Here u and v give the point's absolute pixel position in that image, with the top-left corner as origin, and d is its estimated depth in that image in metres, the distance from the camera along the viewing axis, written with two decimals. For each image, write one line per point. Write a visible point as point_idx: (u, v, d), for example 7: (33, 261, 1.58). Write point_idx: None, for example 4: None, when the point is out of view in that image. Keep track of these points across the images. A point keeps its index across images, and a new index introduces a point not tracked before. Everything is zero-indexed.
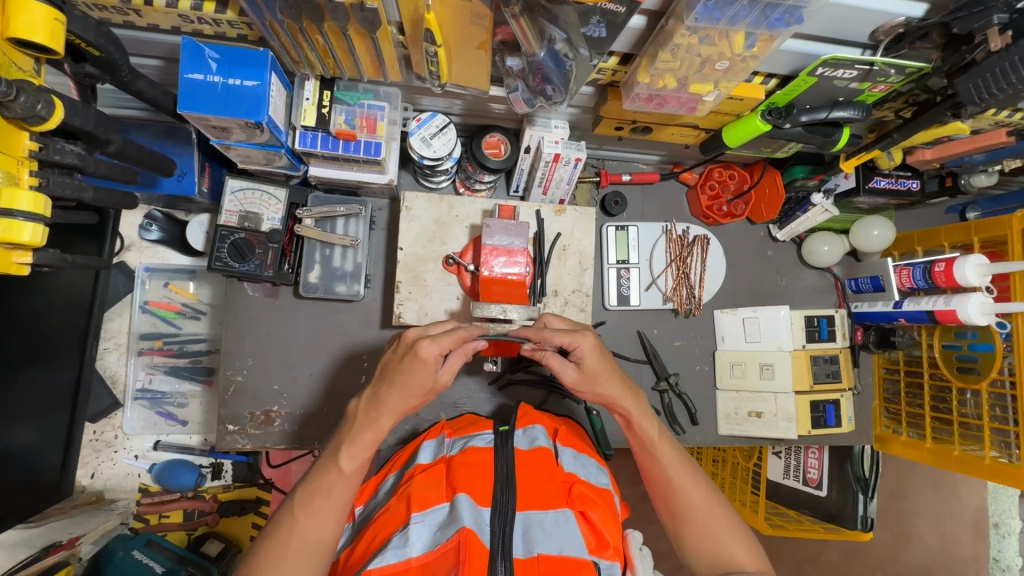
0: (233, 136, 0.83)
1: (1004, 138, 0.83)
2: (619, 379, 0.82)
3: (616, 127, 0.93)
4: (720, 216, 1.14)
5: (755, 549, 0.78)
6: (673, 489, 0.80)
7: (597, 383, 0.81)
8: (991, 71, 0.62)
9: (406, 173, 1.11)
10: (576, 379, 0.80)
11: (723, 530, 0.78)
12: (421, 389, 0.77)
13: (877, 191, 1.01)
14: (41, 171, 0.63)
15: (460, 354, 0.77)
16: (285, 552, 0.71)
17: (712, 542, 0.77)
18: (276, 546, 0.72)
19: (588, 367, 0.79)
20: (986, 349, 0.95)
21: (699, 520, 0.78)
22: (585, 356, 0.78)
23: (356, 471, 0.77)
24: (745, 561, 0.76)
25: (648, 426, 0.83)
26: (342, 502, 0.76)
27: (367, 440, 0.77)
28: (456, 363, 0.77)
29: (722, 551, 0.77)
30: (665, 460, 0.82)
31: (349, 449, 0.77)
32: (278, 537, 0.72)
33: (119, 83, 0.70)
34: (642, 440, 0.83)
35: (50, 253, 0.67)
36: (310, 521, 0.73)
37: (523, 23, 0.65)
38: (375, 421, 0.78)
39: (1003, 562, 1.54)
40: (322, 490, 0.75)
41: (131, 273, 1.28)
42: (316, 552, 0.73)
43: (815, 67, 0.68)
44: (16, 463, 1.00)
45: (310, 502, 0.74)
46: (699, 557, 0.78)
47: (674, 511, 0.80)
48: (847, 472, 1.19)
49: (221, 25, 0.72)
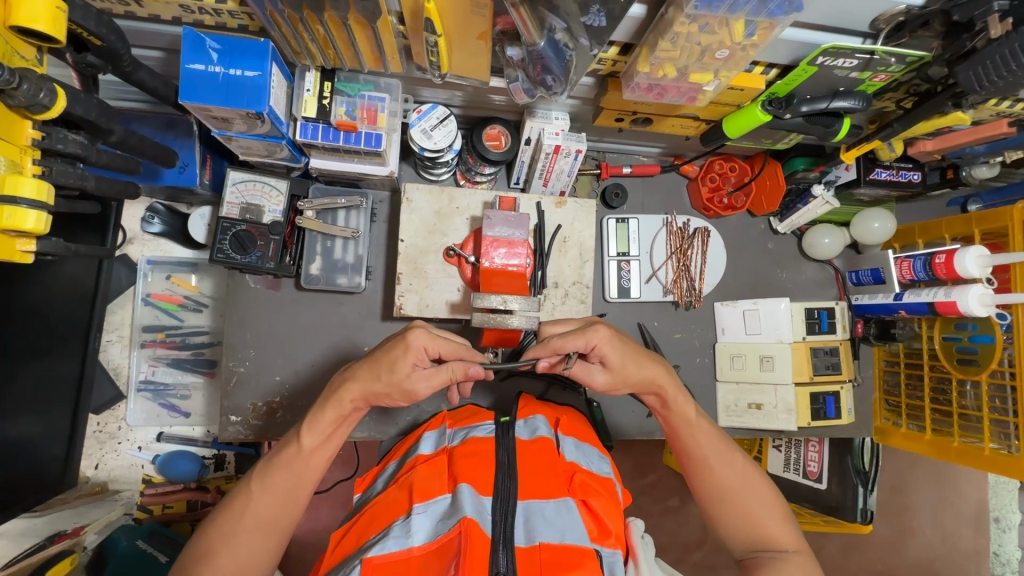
0: (235, 127, 0.83)
1: (1005, 130, 0.83)
2: (653, 362, 0.82)
3: (616, 119, 0.93)
4: (721, 209, 1.14)
5: (792, 526, 0.78)
6: (711, 469, 0.81)
7: (629, 368, 0.81)
8: (990, 58, 0.62)
9: (407, 165, 1.11)
10: (607, 382, 0.81)
11: (760, 508, 0.79)
12: (394, 380, 0.75)
13: (878, 182, 1.01)
14: (44, 160, 0.64)
15: (448, 369, 0.76)
16: (236, 527, 0.73)
17: (750, 520, 0.78)
18: (229, 521, 0.74)
19: (615, 364, 0.79)
20: (986, 341, 0.95)
21: (737, 499, 0.79)
22: (607, 354, 0.78)
23: (315, 450, 0.77)
24: (783, 539, 0.77)
25: (685, 407, 0.83)
26: (297, 481, 0.76)
27: (331, 420, 0.77)
28: (439, 377, 0.76)
29: (760, 528, 0.78)
30: (701, 441, 0.82)
31: (310, 427, 0.77)
32: (232, 513, 0.74)
33: (121, 74, 0.70)
34: (679, 421, 0.84)
35: (53, 241, 0.67)
36: (263, 498, 0.74)
37: (523, 13, 0.65)
38: (339, 398, 0.77)
39: (1003, 557, 1.55)
40: (279, 467, 0.76)
41: (134, 265, 1.28)
42: (265, 528, 0.74)
43: (815, 56, 0.68)
44: (19, 453, 1.01)
45: (266, 478, 0.75)
46: (736, 535, 0.79)
47: (710, 491, 0.81)
48: (847, 464, 1.19)
49: (221, 15, 0.73)
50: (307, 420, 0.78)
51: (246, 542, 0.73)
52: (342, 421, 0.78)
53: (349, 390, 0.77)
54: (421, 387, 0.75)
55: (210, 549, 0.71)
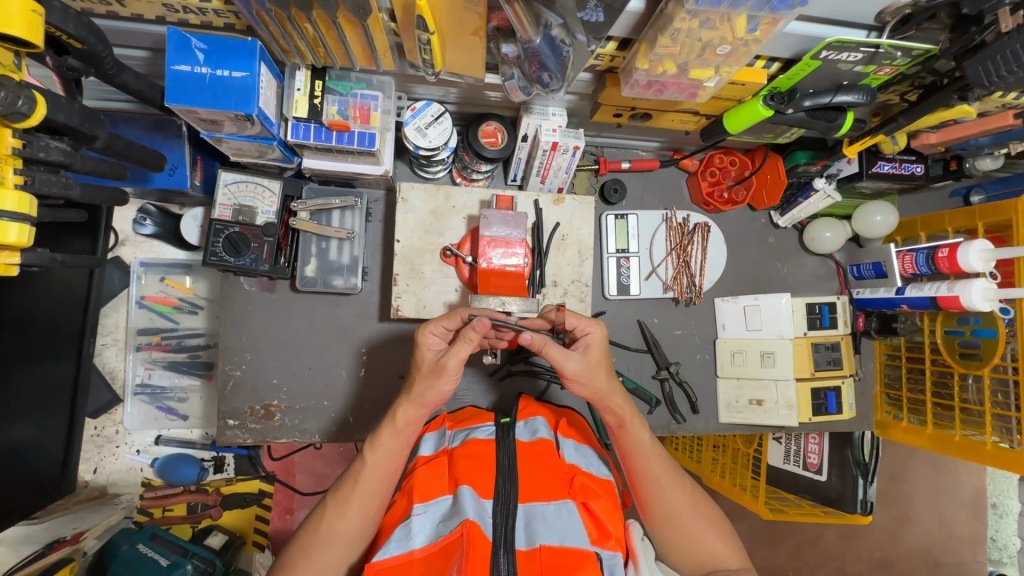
0: (224, 128, 0.82)
1: (1011, 121, 0.80)
2: (615, 381, 0.83)
3: (614, 114, 0.91)
4: (721, 203, 1.13)
5: (733, 544, 0.80)
6: (660, 494, 0.81)
7: (596, 378, 0.81)
8: (999, 54, 0.60)
9: (401, 163, 1.09)
10: (578, 370, 0.80)
11: (704, 530, 0.80)
12: (431, 371, 0.77)
13: (880, 175, 0.99)
14: (25, 168, 0.62)
15: (465, 343, 0.74)
16: (316, 540, 0.74)
17: (691, 544, 0.80)
18: (310, 533, 0.75)
19: (592, 358, 0.81)
20: (988, 335, 0.94)
21: (686, 523, 0.80)
22: (591, 345, 0.81)
23: (382, 465, 0.77)
24: (727, 559, 0.79)
25: (638, 433, 0.82)
26: (369, 498, 0.76)
27: (391, 437, 0.78)
28: (460, 350, 0.75)
29: (704, 550, 0.79)
30: (652, 466, 0.82)
31: (375, 444, 0.78)
32: (312, 526, 0.76)
33: (104, 76, 0.68)
34: (631, 446, 0.83)
35: (39, 252, 0.66)
36: (339, 512, 0.75)
37: (517, 9, 0.63)
38: (393, 419, 0.79)
39: (1000, 542, 1.56)
40: (349, 482, 0.77)
41: (127, 268, 1.27)
42: (343, 541, 0.74)
43: (819, 50, 0.66)
44: (16, 460, 1.00)
45: (339, 493, 0.76)
46: (682, 557, 0.80)
47: (657, 516, 0.81)
48: (847, 456, 1.18)
49: (207, 14, 0.70)
50: (370, 441, 0.79)
51: (327, 554, 0.74)
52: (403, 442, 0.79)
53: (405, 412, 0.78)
54: (451, 364, 0.75)
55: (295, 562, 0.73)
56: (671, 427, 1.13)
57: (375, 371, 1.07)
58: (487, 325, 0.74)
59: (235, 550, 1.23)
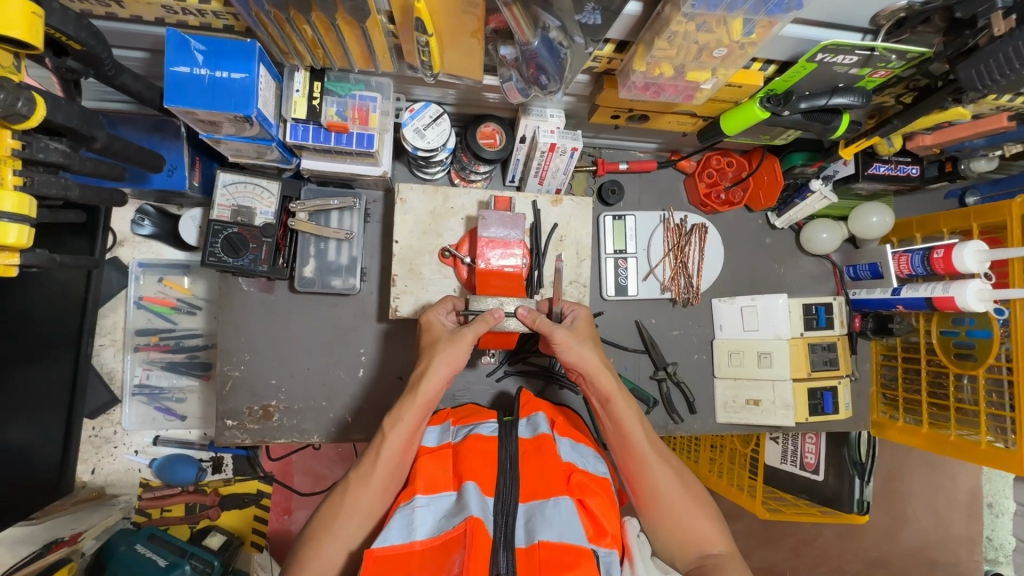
0: (223, 129, 0.82)
1: (1005, 123, 0.81)
2: (603, 358, 0.85)
3: (612, 116, 0.91)
4: (718, 204, 1.13)
5: (722, 530, 0.78)
6: (648, 472, 0.80)
7: (581, 347, 0.84)
8: (992, 58, 0.61)
9: (400, 165, 1.10)
10: (566, 336, 0.83)
11: (691, 511, 0.78)
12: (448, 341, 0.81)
13: (876, 177, 0.99)
14: (25, 169, 0.62)
15: (481, 322, 0.81)
16: (337, 515, 0.74)
17: (677, 525, 0.77)
18: (332, 507, 0.76)
19: (577, 329, 0.86)
20: (984, 335, 0.95)
21: (670, 503, 0.78)
22: (578, 321, 0.88)
23: (401, 440, 0.77)
24: (714, 542, 0.77)
25: (625, 410, 0.83)
26: (389, 473, 0.76)
27: (411, 411, 0.78)
28: (478, 329, 0.81)
29: (691, 532, 0.77)
30: (640, 442, 0.81)
31: (394, 419, 0.78)
32: (335, 498, 0.76)
33: (103, 78, 0.68)
34: (618, 423, 0.83)
35: (38, 253, 0.66)
36: (359, 487, 0.75)
37: (515, 11, 0.64)
38: (415, 391, 0.79)
39: (995, 541, 1.57)
40: (370, 456, 0.77)
41: (125, 268, 1.27)
42: (363, 515, 0.74)
43: (814, 53, 0.67)
44: (14, 462, 1.00)
45: (360, 467, 0.77)
46: (669, 540, 0.78)
47: (646, 498, 0.79)
48: (844, 456, 1.18)
49: (206, 16, 0.71)
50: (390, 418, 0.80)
51: (347, 528, 0.74)
52: (421, 413, 0.79)
53: (428, 384, 0.79)
54: (470, 337, 0.80)
55: (318, 536, 0.74)
56: (668, 427, 1.14)
57: (374, 371, 1.07)
58: (497, 314, 0.82)
59: (233, 550, 1.22)
